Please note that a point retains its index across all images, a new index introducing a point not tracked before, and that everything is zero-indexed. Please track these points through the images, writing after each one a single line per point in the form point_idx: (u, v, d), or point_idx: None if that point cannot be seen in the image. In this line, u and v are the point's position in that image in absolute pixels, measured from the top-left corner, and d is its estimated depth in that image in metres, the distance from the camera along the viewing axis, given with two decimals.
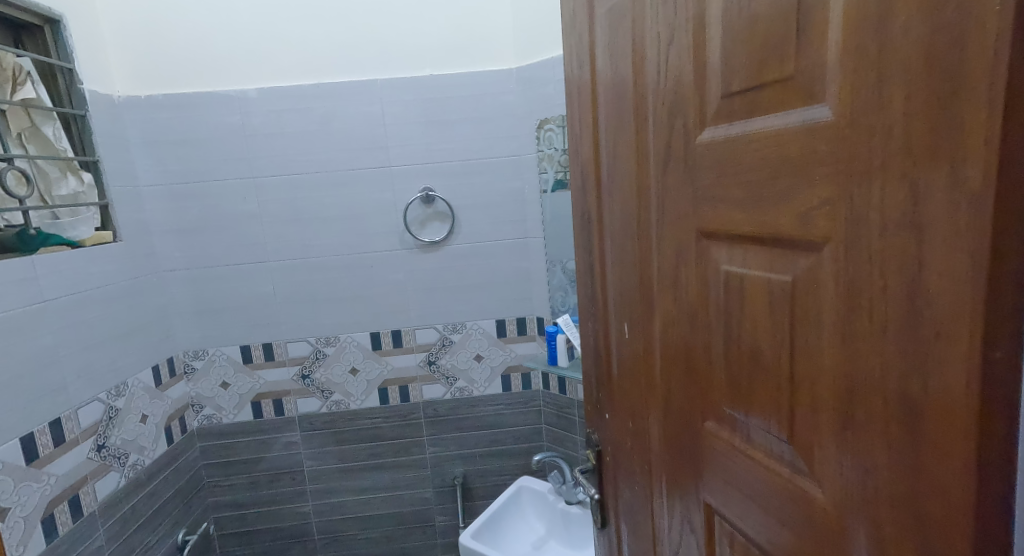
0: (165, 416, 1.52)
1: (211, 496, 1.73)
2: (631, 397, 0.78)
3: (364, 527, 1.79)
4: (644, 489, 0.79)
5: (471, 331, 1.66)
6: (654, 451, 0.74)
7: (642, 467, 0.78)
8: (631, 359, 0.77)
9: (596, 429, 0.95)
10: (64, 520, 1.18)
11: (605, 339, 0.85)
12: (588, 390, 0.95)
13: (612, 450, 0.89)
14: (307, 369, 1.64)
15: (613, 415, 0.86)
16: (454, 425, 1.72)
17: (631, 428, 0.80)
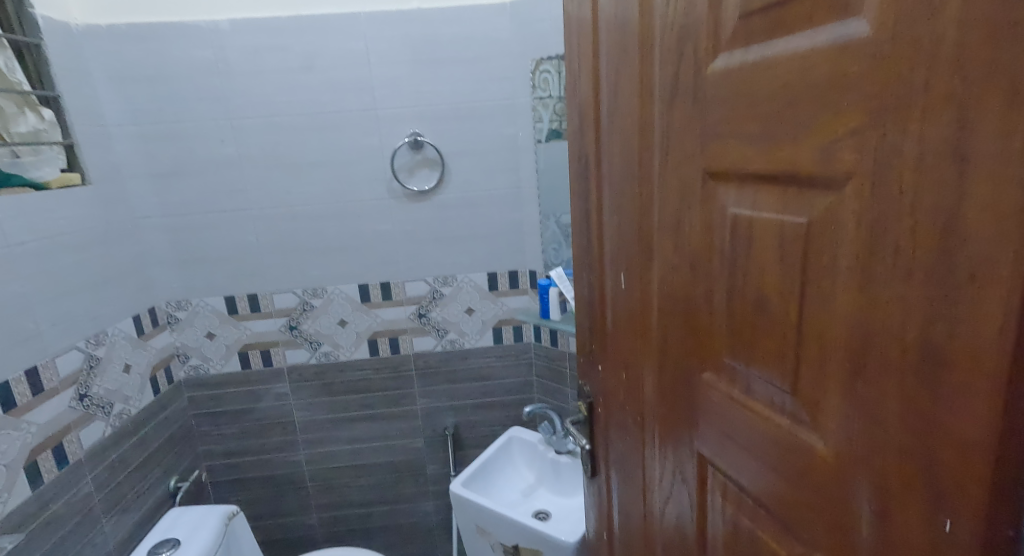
0: (149, 366, 1.50)
1: (202, 445, 1.73)
2: (625, 349, 0.76)
3: (357, 475, 1.81)
4: (635, 439, 0.78)
5: (462, 284, 1.63)
6: (647, 403, 0.73)
7: (634, 418, 0.77)
8: (626, 310, 0.74)
9: (588, 380, 0.93)
10: (48, 468, 1.17)
11: (599, 289, 0.82)
12: (581, 341, 0.93)
13: (604, 402, 0.87)
14: (295, 321, 1.61)
15: (606, 366, 0.84)
16: (445, 378, 1.72)
17: (624, 379, 0.79)
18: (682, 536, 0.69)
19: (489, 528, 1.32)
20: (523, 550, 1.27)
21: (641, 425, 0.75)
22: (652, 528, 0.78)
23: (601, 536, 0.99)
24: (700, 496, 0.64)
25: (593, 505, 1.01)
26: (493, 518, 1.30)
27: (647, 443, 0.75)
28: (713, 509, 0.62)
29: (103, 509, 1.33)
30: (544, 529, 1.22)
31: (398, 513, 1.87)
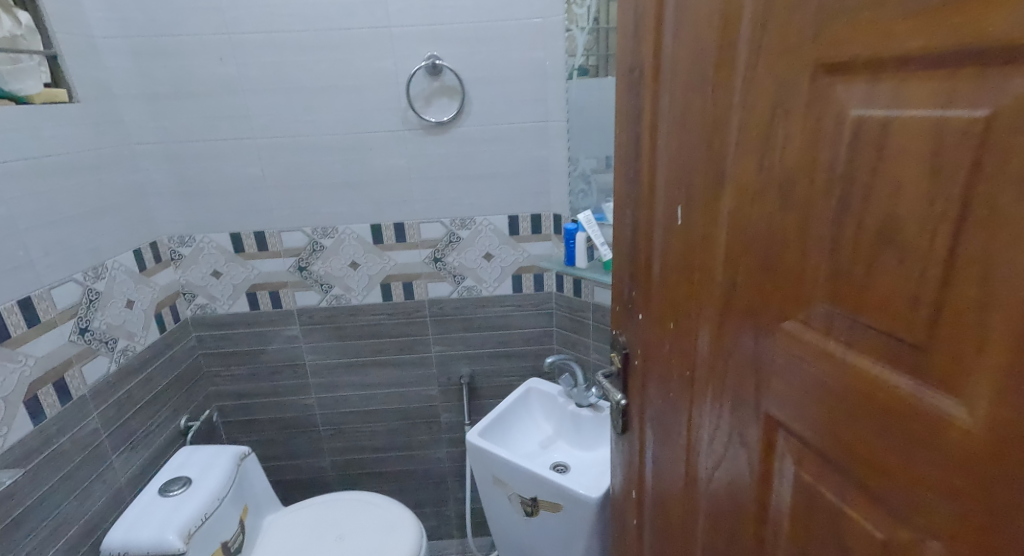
0: (153, 302, 1.44)
1: (212, 385, 1.69)
2: (676, 293, 0.67)
3: (369, 421, 1.77)
4: (680, 397, 0.70)
5: (481, 227, 1.52)
6: (700, 356, 0.63)
7: (680, 373, 0.69)
8: (681, 248, 0.64)
9: (624, 330, 0.84)
10: (51, 403, 1.12)
11: (645, 226, 0.72)
12: (617, 286, 0.83)
13: (643, 354, 0.79)
14: (304, 262, 1.53)
15: (649, 315, 0.75)
16: (460, 326, 1.64)
17: (669, 330, 0.70)
18: (735, 504, 0.62)
19: (505, 479, 1.27)
20: (541, 503, 1.22)
21: (689, 381, 0.67)
22: (693, 490, 0.71)
23: (630, 495, 0.92)
24: (763, 461, 0.56)
25: (621, 463, 0.94)
26: (510, 470, 1.24)
27: (696, 402, 0.66)
28: (781, 476, 0.54)
29: (111, 446, 1.30)
30: (564, 482, 1.17)
31: (412, 459, 1.84)
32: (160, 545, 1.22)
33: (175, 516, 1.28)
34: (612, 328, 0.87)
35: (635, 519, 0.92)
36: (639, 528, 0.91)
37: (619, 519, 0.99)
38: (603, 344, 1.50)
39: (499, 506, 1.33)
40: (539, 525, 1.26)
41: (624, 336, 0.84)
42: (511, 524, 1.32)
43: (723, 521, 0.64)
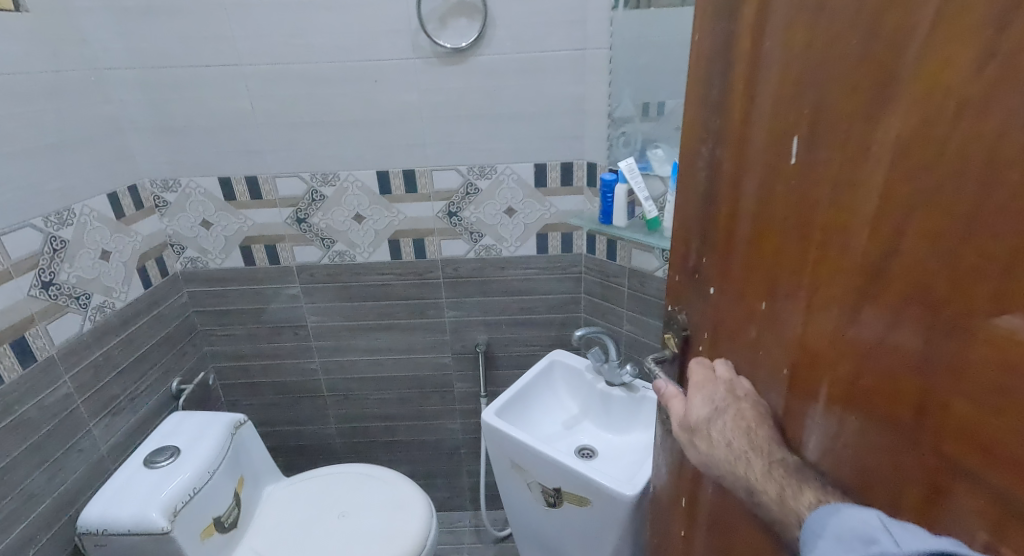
0: (135, 254, 1.28)
1: (208, 345, 1.55)
2: (776, 263, 0.49)
3: (376, 388, 1.63)
4: (769, 402, 0.53)
5: (503, 177, 1.32)
6: (815, 353, 0.46)
7: (774, 370, 0.52)
8: (791, 203, 0.46)
9: (683, 306, 0.66)
10: (10, 366, 0.99)
11: (728, 171, 0.53)
12: (678, 252, 0.65)
13: (710, 340, 0.61)
14: (303, 213, 1.36)
15: (724, 291, 0.57)
16: (477, 289, 1.47)
17: (760, 312, 0.52)
18: None
19: (525, 466, 1.12)
20: (566, 495, 1.07)
21: (791, 384, 0.50)
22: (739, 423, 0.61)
23: (678, 502, 0.77)
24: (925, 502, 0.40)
25: (668, 463, 0.78)
26: (530, 456, 1.09)
27: (800, 412, 0.49)
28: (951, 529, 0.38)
29: (89, 412, 1.17)
30: (594, 474, 1.00)
31: (423, 429, 1.71)
32: (142, 524, 1.11)
33: (160, 491, 1.15)
34: (666, 305, 0.69)
35: (684, 530, 0.76)
36: (689, 541, 0.76)
37: (662, 524, 0.84)
38: (639, 315, 1.32)
39: (517, 493, 1.18)
40: (562, 517, 1.11)
41: (682, 315, 0.65)
42: (531, 514, 1.18)
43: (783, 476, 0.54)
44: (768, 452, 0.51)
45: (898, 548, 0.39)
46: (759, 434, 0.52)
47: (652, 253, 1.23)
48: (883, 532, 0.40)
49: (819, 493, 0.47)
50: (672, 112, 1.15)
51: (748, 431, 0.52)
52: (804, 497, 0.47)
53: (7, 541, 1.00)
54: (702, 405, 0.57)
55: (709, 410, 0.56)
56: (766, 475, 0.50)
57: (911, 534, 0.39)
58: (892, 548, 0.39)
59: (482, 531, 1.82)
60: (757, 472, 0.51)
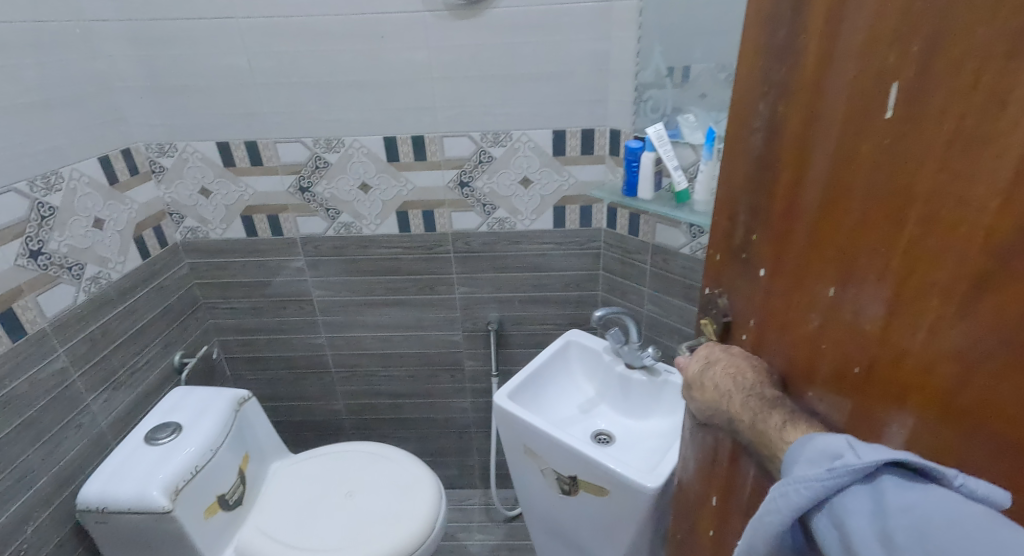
0: (132, 224, 1.21)
1: (212, 318, 1.49)
2: (853, 249, 0.42)
3: (385, 365, 1.58)
4: (832, 401, 0.46)
5: (519, 144, 1.23)
6: (900, 357, 0.40)
7: (838, 371, 0.45)
8: (884, 178, 0.39)
9: (725, 289, 0.58)
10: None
11: (796, 134, 0.45)
12: (722, 226, 0.56)
13: (756, 329, 0.54)
14: (306, 181, 1.28)
15: (778, 276, 0.50)
16: (489, 265, 1.39)
17: (825, 304, 0.45)
18: None
19: (539, 451, 1.05)
20: (584, 484, 1.00)
21: (859, 389, 0.44)
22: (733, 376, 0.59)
23: (708, 501, 0.70)
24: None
25: (698, 460, 0.71)
26: (545, 442, 1.02)
27: (870, 423, 0.43)
28: None
29: (86, 387, 1.09)
30: (614, 464, 0.93)
31: (432, 408, 1.66)
32: (142, 502, 0.99)
33: (162, 466, 1.04)
34: (705, 287, 0.61)
35: (714, 532, 0.70)
36: (718, 543, 0.69)
37: (687, 521, 0.78)
38: (661, 294, 1.24)
39: (531, 479, 1.12)
40: (577, 506, 1.05)
41: (725, 299, 0.58)
42: (545, 501, 1.12)
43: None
44: (748, 388, 0.52)
45: (860, 460, 0.40)
46: (749, 378, 0.52)
47: (679, 228, 1.14)
48: (849, 450, 0.41)
49: (787, 415, 0.48)
50: (696, 77, 1.07)
51: (734, 377, 0.53)
52: (773, 418, 0.49)
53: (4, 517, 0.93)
54: (696, 363, 0.58)
55: (702, 364, 0.57)
56: (743, 405, 0.51)
57: (876, 450, 0.40)
58: (854, 460, 0.40)
59: (492, 510, 1.78)
60: (737, 404, 0.52)
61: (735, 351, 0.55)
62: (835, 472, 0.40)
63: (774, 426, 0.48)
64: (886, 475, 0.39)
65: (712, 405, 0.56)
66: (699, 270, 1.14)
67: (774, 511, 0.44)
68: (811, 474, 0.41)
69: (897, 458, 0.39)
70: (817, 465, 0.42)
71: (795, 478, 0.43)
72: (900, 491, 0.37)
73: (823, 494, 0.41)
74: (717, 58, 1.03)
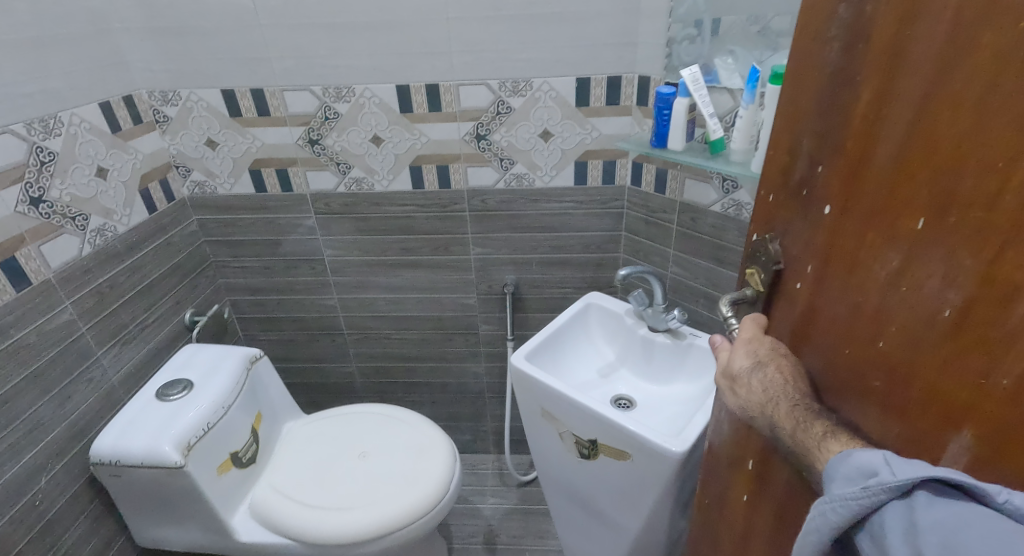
0: (136, 174, 1.14)
1: (222, 277, 1.46)
2: (952, 171, 0.38)
3: (398, 328, 1.54)
4: (907, 350, 0.43)
5: (540, 93, 1.16)
6: (1006, 290, 0.36)
7: (918, 317, 0.42)
8: (1003, 81, 0.35)
9: (777, 234, 0.55)
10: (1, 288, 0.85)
11: (887, 44, 0.41)
12: (777, 158, 0.53)
13: (816, 275, 0.51)
14: (316, 133, 1.22)
15: (849, 212, 0.46)
16: (505, 225, 1.33)
17: (912, 238, 0.41)
18: None
19: (557, 414, 1.01)
20: (604, 448, 0.96)
21: (950, 331, 0.40)
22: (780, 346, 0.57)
23: (742, 465, 0.65)
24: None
25: (731, 420, 0.66)
26: (564, 404, 0.98)
27: (959, 369, 0.40)
28: None
29: (96, 340, 1.02)
30: (636, 427, 0.89)
31: (446, 372, 1.63)
32: (153, 456, 0.96)
33: (174, 421, 1.01)
34: (755, 233, 0.58)
35: (748, 496, 0.65)
36: (752, 509, 0.65)
37: (717, 487, 0.73)
38: (687, 255, 1.17)
39: (550, 444, 1.08)
40: (598, 471, 1.01)
41: (776, 244, 0.55)
42: (565, 467, 1.08)
43: (830, 375, 0.51)
44: (795, 397, 0.52)
45: (897, 478, 0.40)
46: (799, 388, 0.52)
47: (710, 183, 1.07)
48: (885, 467, 0.42)
49: (829, 426, 0.48)
50: (725, 33, 0.98)
51: (785, 384, 0.53)
52: (815, 429, 0.49)
53: (15, 470, 0.86)
54: (744, 357, 0.57)
55: (751, 364, 0.56)
56: (786, 414, 0.51)
57: (913, 467, 0.40)
58: (889, 478, 0.40)
59: (505, 474, 1.76)
60: (781, 412, 0.52)
61: (783, 353, 0.55)
62: (870, 490, 0.41)
63: (814, 436, 0.48)
64: (922, 492, 0.39)
65: (751, 408, 0.55)
66: (729, 229, 1.07)
67: (814, 530, 0.44)
68: (845, 493, 0.42)
69: (934, 475, 0.39)
70: (853, 483, 0.43)
71: (832, 497, 0.43)
72: (933, 509, 0.38)
73: (860, 513, 0.41)
74: (749, 8, 0.94)
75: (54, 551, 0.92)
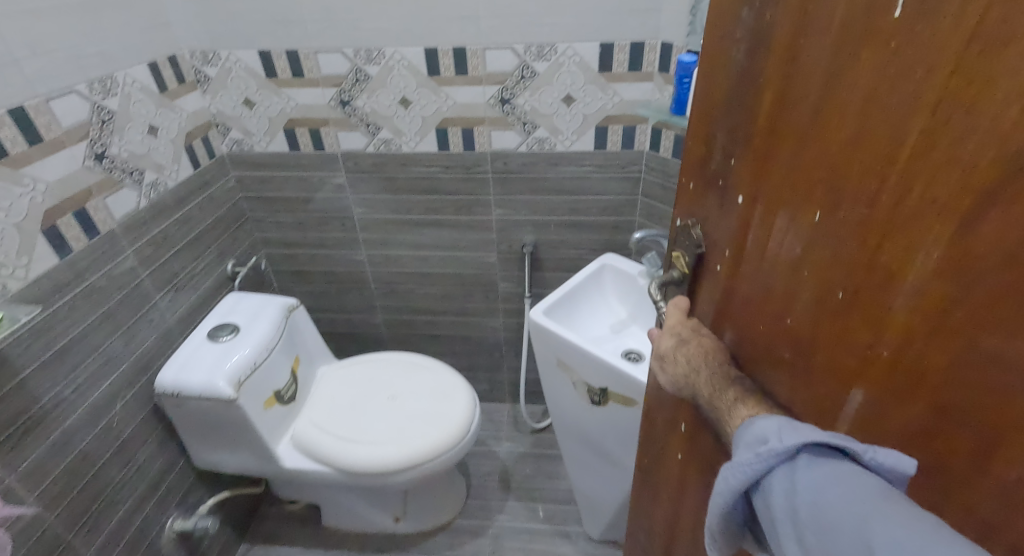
0: (182, 133, 1.22)
1: (259, 232, 1.54)
2: (838, 174, 0.42)
3: (421, 284, 1.63)
4: (806, 327, 0.48)
5: (563, 59, 1.19)
6: (884, 280, 0.41)
7: (816, 299, 0.47)
8: (878, 94, 0.38)
9: (698, 219, 0.60)
10: (75, 237, 0.92)
11: (783, 53, 0.44)
12: (695, 150, 0.58)
13: (732, 259, 0.56)
14: (347, 94, 1.28)
15: (760, 203, 0.50)
16: (527, 187, 1.39)
17: (808, 229, 0.45)
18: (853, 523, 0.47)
19: (572, 364, 1.09)
20: (614, 396, 1.04)
21: (842, 312, 0.45)
22: (705, 321, 0.63)
23: (677, 426, 0.74)
24: (990, 452, 0.37)
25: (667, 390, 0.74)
26: (578, 355, 1.05)
27: (850, 344, 0.45)
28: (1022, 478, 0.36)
29: (154, 286, 1.11)
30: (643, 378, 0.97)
31: (466, 327, 1.72)
32: (210, 391, 1.07)
33: (226, 361, 1.11)
34: (676, 220, 0.63)
35: (681, 455, 0.74)
36: (686, 464, 0.74)
37: (655, 446, 0.82)
38: None
39: (563, 392, 1.17)
40: (605, 416, 1.10)
41: (697, 230, 0.60)
42: (576, 413, 1.17)
43: (749, 346, 0.57)
44: (713, 365, 0.58)
45: (783, 445, 0.46)
46: (715, 359, 0.58)
47: None
48: (775, 434, 0.48)
49: (740, 393, 0.55)
50: None
51: (706, 356, 0.59)
52: (729, 395, 0.55)
53: (97, 394, 0.96)
54: (669, 338, 0.62)
55: (675, 341, 0.62)
56: (707, 383, 0.57)
57: (797, 433, 0.47)
58: (777, 445, 0.47)
59: (520, 421, 1.88)
60: (704, 382, 0.58)
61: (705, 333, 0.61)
62: (761, 456, 0.47)
63: (728, 402, 0.55)
64: (804, 454, 0.46)
65: (679, 381, 0.61)
66: None
67: (720, 494, 0.51)
68: (743, 460, 0.48)
69: (811, 440, 0.45)
70: (750, 449, 0.49)
71: (733, 463, 0.50)
72: (811, 469, 0.45)
73: (755, 476, 0.48)
74: None
75: (127, 466, 1.04)
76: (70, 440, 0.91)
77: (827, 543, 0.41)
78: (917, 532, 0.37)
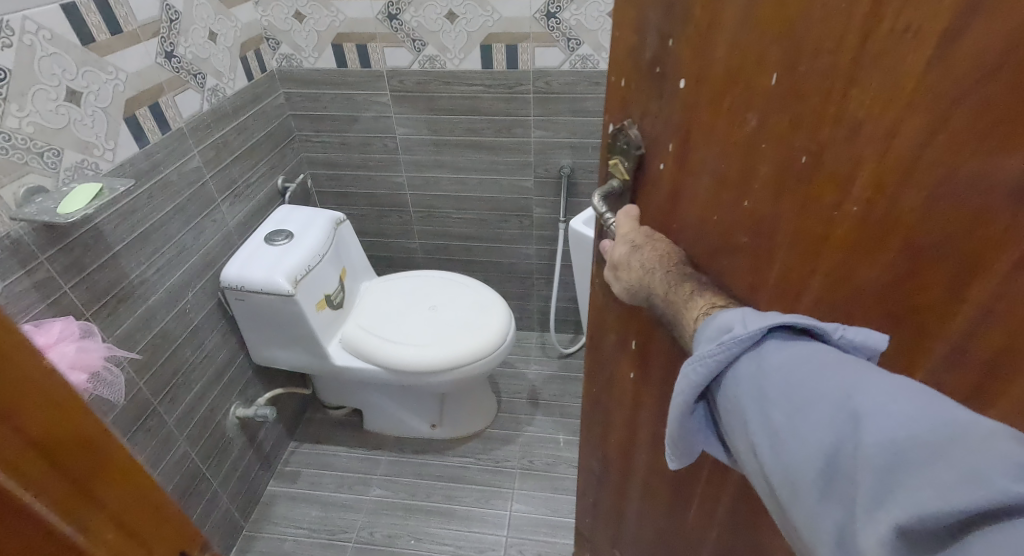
0: (237, 43, 1.26)
1: (304, 151, 1.60)
2: (791, 33, 0.42)
3: (457, 208, 1.67)
4: (765, 201, 0.49)
5: None
6: (846, 132, 0.41)
7: (776, 171, 0.47)
8: None
9: (636, 118, 0.58)
10: (151, 129, 0.99)
11: None
12: (626, 45, 0.56)
13: (679, 150, 0.55)
14: (395, 8, 1.30)
15: (705, 84, 0.50)
16: (568, 107, 1.41)
17: (764, 98, 0.45)
18: None
19: None
20: None
21: (802, 178, 0.45)
22: (657, 225, 0.62)
23: (627, 346, 0.77)
24: (967, 278, 0.38)
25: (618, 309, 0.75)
26: None
27: (814, 207, 0.46)
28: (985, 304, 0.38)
29: (217, 189, 1.18)
30: None
31: (501, 252, 1.77)
32: (270, 286, 1.15)
33: (283, 260, 1.19)
34: (613, 125, 0.62)
35: (634, 374, 0.78)
36: (639, 384, 0.77)
37: (603, 373, 0.86)
38: None
39: None
40: None
41: (636, 127, 0.58)
42: None
43: (705, 241, 0.57)
44: (669, 262, 0.58)
45: (746, 330, 0.46)
46: (670, 258, 0.58)
47: None
48: (739, 322, 0.48)
49: (695, 286, 0.56)
50: None
51: (660, 257, 0.59)
52: (684, 288, 0.56)
53: (172, 280, 1.05)
54: (622, 246, 0.62)
55: (629, 248, 0.61)
56: (664, 282, 0.57)
57: (761, 319, 0.47)
58: (741, 331, 0.47)
59: (548, 347, 1.95)
60: (658, 280, 0.58)
61: (658, 237, 0.61)
62: (725, 345, 0.47)
63: (683, 294, 0.55)
64: (772, 339, 0.46)
65: (635, 284, 0.60)
66: None
67: (681, 391, 0.51)
68: (706, 351, 0.48)
69: (778, 323, 0.46)
70: (712, 341, 0.49)
71: (695, 357, 0.49)
72: (779, 351, 0.45)
73: (716, 367, 0.48)
74: None
75: (199, 350, 1.13)
76: (153, 317, 1.00)
77: (802, 417, 0.41)
78: (905, 395, 0.36)
